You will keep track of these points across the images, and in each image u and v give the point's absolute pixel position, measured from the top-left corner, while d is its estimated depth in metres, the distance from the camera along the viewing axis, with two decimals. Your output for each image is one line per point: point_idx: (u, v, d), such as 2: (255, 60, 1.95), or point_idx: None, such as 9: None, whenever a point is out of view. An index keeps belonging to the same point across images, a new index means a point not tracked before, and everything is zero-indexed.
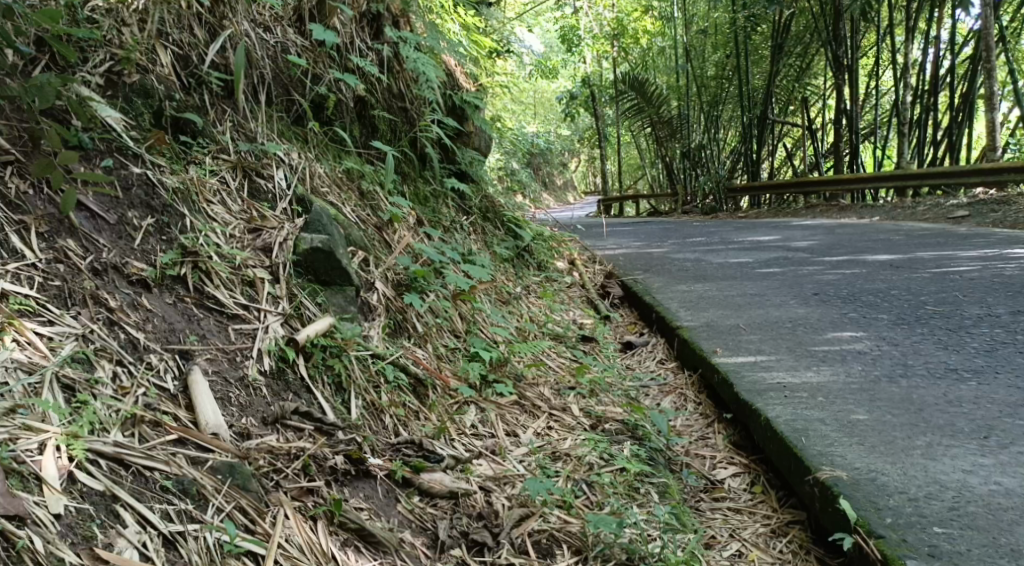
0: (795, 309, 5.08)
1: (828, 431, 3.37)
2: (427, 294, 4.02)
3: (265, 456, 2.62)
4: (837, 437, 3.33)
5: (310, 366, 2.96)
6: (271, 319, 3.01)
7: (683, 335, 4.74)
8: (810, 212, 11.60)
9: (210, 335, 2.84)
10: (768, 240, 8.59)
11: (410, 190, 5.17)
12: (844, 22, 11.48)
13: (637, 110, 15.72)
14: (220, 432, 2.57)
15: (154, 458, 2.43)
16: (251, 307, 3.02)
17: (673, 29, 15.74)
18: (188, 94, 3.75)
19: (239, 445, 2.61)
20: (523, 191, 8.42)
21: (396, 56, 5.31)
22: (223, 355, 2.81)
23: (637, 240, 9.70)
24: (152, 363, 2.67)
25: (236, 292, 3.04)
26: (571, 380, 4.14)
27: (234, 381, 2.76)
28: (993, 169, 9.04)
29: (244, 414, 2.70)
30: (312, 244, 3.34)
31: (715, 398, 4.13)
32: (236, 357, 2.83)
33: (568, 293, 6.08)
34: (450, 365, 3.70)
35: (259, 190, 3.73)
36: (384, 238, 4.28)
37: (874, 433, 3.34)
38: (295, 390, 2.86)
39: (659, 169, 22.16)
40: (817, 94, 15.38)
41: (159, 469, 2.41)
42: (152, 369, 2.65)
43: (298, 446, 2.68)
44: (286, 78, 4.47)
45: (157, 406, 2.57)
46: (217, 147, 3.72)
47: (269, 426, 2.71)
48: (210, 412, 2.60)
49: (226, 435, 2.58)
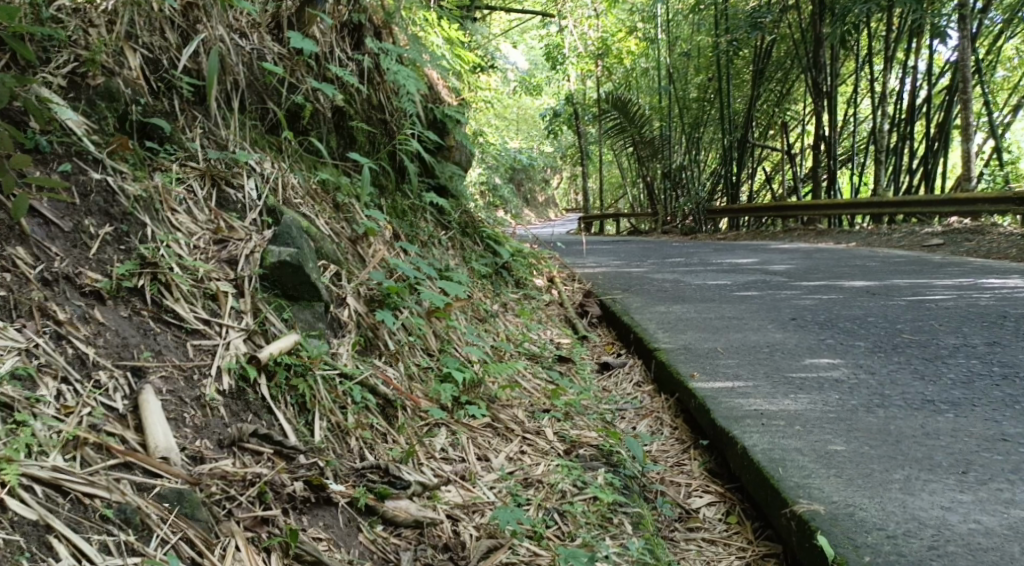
0: (774, 334, 5.00)
1: (806, 462, 3.27)
2: (400, 311, 3.90)
3: (218, 482, 2.49)
4: (815, 468, 3.23)
5: (272, 386, 2.83)
6: (233, 335, 2.88)
7: (660, 357, 4.65)
8: (789, 235, 11.57)
9: (166, 350, 2.71)
10: (748, 262, 8.53)
11: (387, 203, 5.06)
12: (825, 48, 11.50)
13: (620, 129, 15.69)
14: (170, 455, 2.45)
15: (95, 484, 2.31)
16: (212, 322, 2.89)
17: (656, 50, 15.74)
18: (157, 99, 3.63)
19: (191, 471, 2.48)
20: (503, 207, 8.34)
21: (376, 68, 5.22)
22: (178, 373, 2.68)
23: (618, 259, 9.61)
24: (101, 381, 2.54)
25: (197, 306, 2.91)
26: (546, 403, 4.03)
27: (189, 401, 2.63)
28: (970, 198, 9.04)
29: (198, 436, 2.57)
30: (280, 257, 3.20)
31: (692, 423, 4.03)
32: (193, 375, 2.70)
33: (546, 311, 5.98)
34: (421, 385, 3.58)
35: (228, 200, 3.60)
36: (358, 252, 4.16)
37: (853, 465, 3.24)
38: (255, 410, 2.73)
39: (641, 189, 22.16)
40: (797, 119, 15.40)
41: (100, 497, 2.29)
42: (101, 387, 2.53)
43: (254, 471, 2.55)
44: (261, 85, 4.35)
45: (103, 427, 2.44)
46: (186, 154, 3.60)
47: (225, 449, 2.59)
48: (160, 435, 2.47)
49: (176, 459, 2.46)
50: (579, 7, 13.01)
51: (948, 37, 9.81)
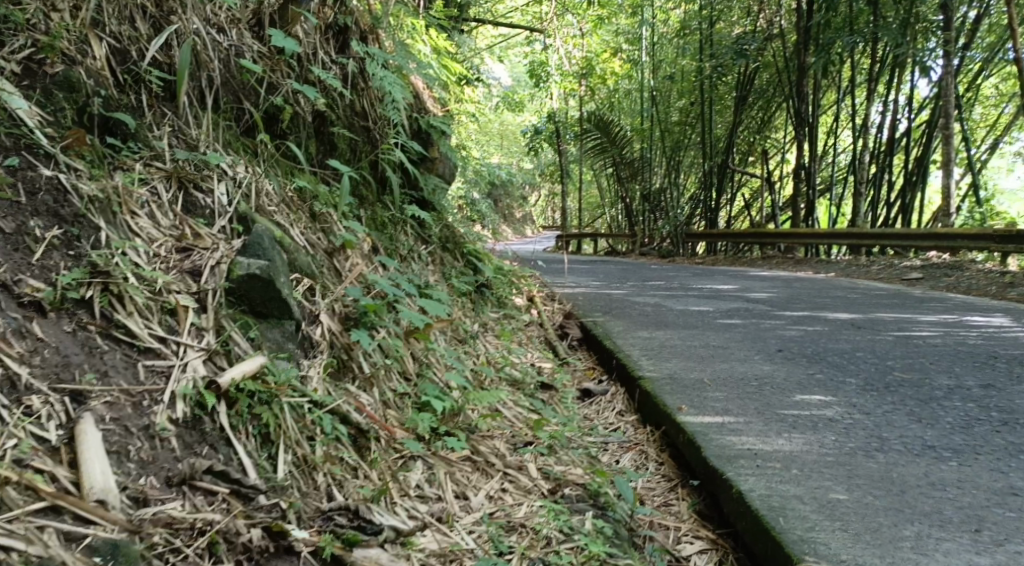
0: (762, 366, 4.75)
1: (807, 512, 3.03)
2: (377, 331, 3.63)
3: (162, 530, 2.24)
4: (818, 520, 2.99)
5: (233, 415, 2.54)
6: (191, 356, 2.60)
7: (645, 386, 4.39)
8: (767, 263, 11.39)
9: (111, 371, 2.44)
10: (728, 289, 8.30)
11: (365, 214, 4.79)
12: (807, 79, 11.31)
13: (601, 150, 15.49)
14: (107, 498, 2.21)
15: (13, 534, 2.08)
16: (170, 340, 2.61)
17: (639, 73, 15.54)
18: (123, 93, 3.36)
19: (131, 515, 2.23)
20: (483, 223, 8.08)
21: (362, 73, 4.96)
22: (125, 398, 2.40)
23: (598, 279, 9.36)
24: (33, 407, 2.28)
25: (153, 322, 2.62)
26: (529, 434, 3.76)
27: (136, 432, 2.36)
28: (945, 235, 8.83)
29: (143, 472, 2.30)
30: (249, 270, 2.90)
31: (679, 460, 3.77)
32: (142, 401, 2.42)
33: (526, 333, 5.72)
34: (397, 414, 3.31)
35: (195, 204, 3.32)
36: (334, 267, 3.90)
37: (857, 518, 3.01)
38: (211, 442, 2.45)
39: (618, 210, 21.95)
40: (777, 148, 15.25)
41: (16, 550, 2.06)
42: (32, 414, 2.27)
43: (206, 518, 2.30)
44: (238, 84, 4.08)
45: (30, 463, 2.20)
46: (151, 153, 3.32)
47: (174, 488, 2.32)
48: (96, 473, 2.22)
49: (114, 502, 2.21)
50: (564, 27, 12.83)
51: (930, 72, 9.64)
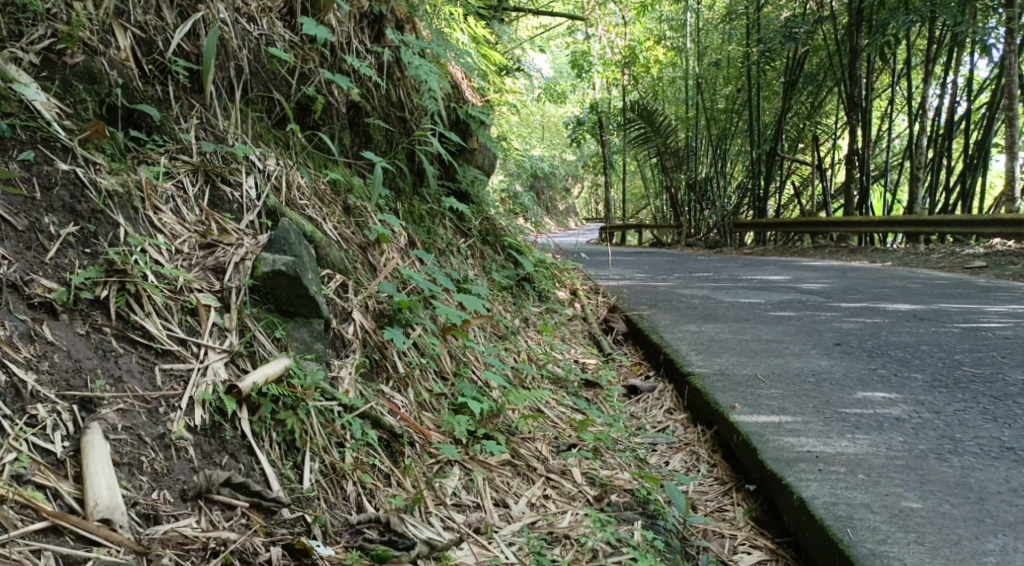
0: (819, 360, 4.53)
1: (878, 523, 2.83)
2: (412, 329, 3.48)
3: (174, 550, 2.11)
4: (890, 532, 2.80)
5: (256, 421, 2.41)
6: (212, 358, 2.48)
7: (695, 383, 4.19)
8: (820, 252, 11.08)
9: (126, 376, 2.31)
10: (780, 280, 8.05)
11: (402, 207, 4.64)
12: (860, 61, 10.95)
13: (644, 140, 15.23)
14: (113, 516, 2.07)
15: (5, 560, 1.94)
16: (190, 342, 2.48)
17: (684, 60, 15.23)
18: (148, 85, 3.23)
19: (141, 533, 2.10)
20: (526, 215, 7.91)
21: (397, 62, 4.81)
22: (140, 405, 2.28)
23: (643, 272, 9.13)
24: (38, 416, 2.15)
25: (172, 322, 2.50)
26: (573, 437, 3.59)
27: (150, 441, 2.23)
28: (1009, 221, 8.48)
29: (156, 486, 2.18)
30: (275, 267, 2.76)
31: (733, 462, 3.58)
32: (158, 408, 2.30)
33: (570, 328, 5.54)
34: (433, 416, 3.16)
35: (222, 199, 3.18)
36: (368, 262, 3.76)
37: (934, 529, 2.81)
38: (232, 451, 2.32)
39: (663, 200, 21.64)
40: (828, 134, 14.87)
41: None
42: (37, 425, 2.15)
43: (220, 536, 2.17)
44: (267, 74, 3.93)
45: (31, 478, 2.07)
46: (178, 146, 3.19)
47: (189, 503, 2.20)
48: (101, 489, 2.09)
49: (121, 521, 2.07)
50: (606, 15, 12.58)
51: (992, 51, 9.25)
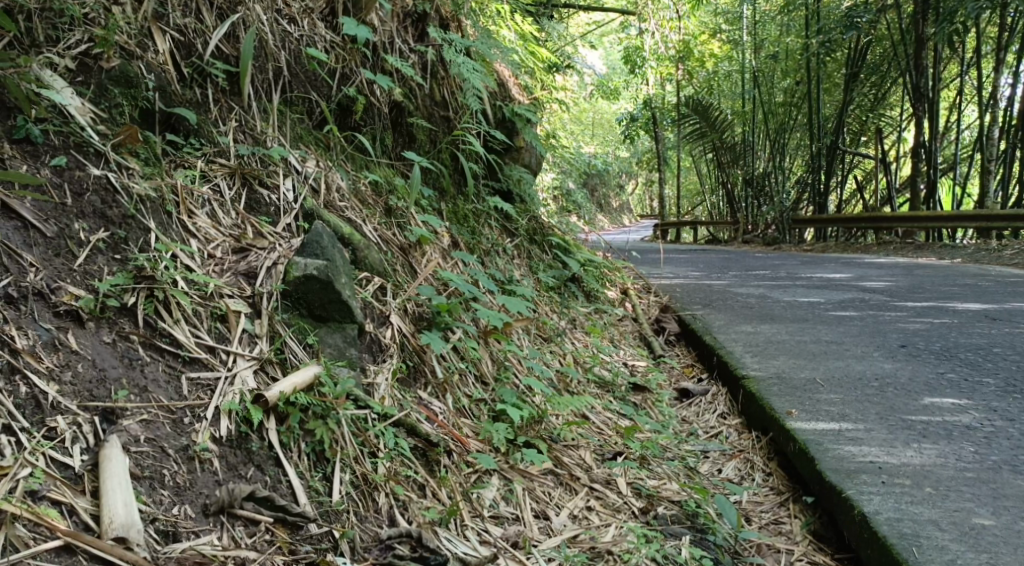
0: (881, 364, 4.36)
1: (947, 541, 2.80)
2: (451, 333, 3.41)
3: None
4: (960, 552, 2.76)
5: (283, 431, 2.37)
6: (240, 366, 2.45)
7: (749, 387, 4.06)
8: (883, 248, 10.78)
9: (152, 386, 2.28)
10: (840, 278, 7.83)
11: (446, 207, 4.57)
12: (926, 51, 10.60)
13: (700, 135, 15.23)
14: (130, 534, 2.02)
15: None
16: (218, 349, 2.46)
17: (740, 53, 14.90)
18: (187, 89, 3.16)
19: (158, 551, 2.05)
20: (575, 213, 7.77)
21: (441, 61, 4.75)
22: (164, 416, 2.25)
23: (697, 269, 8.94)
24: (57, 428, 2.12)
25: (201, 329, 2.48)
26: (620, 445, 3.49)
27: (172, 454, 2.20)
28: None
29: (177, 501, 2.14)
30: (306, 270, 2.72)
31: (790, 471, 3.49)
32: (183, 419, 2.27)
33: (619, 329, 5.43)
34: (472, 423, 3.10)
35: (260, 202, 3.14)
36: (409, 263, 3.70)
37: (1008, 549, 2.77)
38: (258, 463, 2.29)
39: (719, 196, 21.27)
40: (892, 127, 14.48)
41: None
42: (55, 438, 2.11)
43: (239, 556, 2.13)
44: (307, 74, 3.87)
45: (46, 495, 2.03)
46: (215, 149, 3.14)
47: (210, 518, 2.16)
48: (117, 506, 2.04)
49: (137, 539, 2.03)
50: (662, 8, 12.33)
51: None
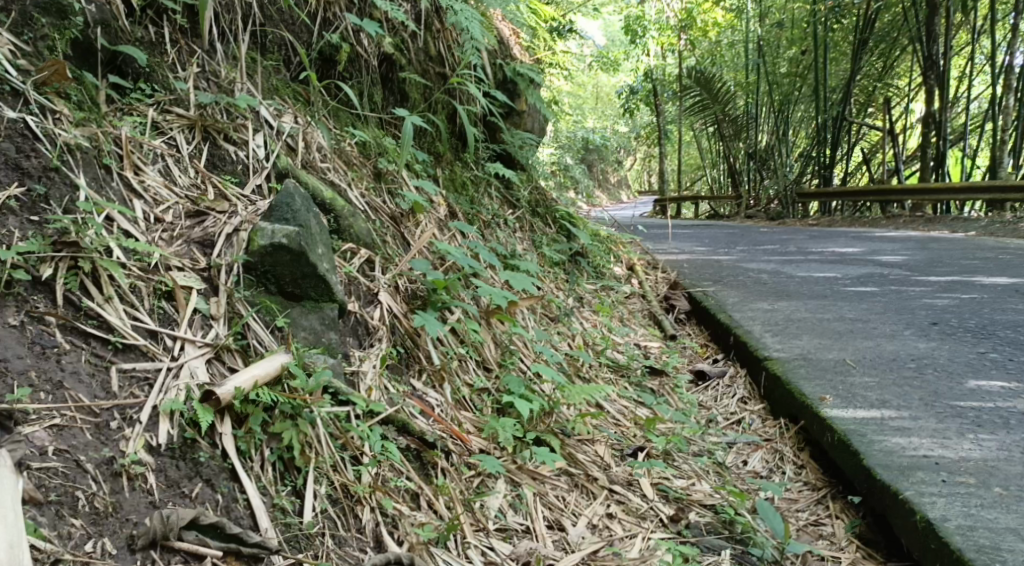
0: (915, 343, 3.84)
1: None
2: (449, 312, 2.98)
3: None
4: None
5: (242, 436, 1.95)
6: (188, 355, 2.02)
7: (772, 367, 3.62)
8: (892, 222, 10.32)
9: (69, 381, 1.86)
10: (854, 251, 7.38)
11: (442, 173, 4.13)
12: (938, 17, 10.01)
13: (701, 107, 14.72)
14: None
15: None
16: (162, 336, 2.03)
17: (744, 23, 14.36)
18: (137, 27, 2.75)
19: None
20: (577, 186, 7.31)
21: (435, 11, 4.27)
22: (85, 420, 1.83)
23: (704, 244, 8.48)
24: None
25: (141, 310, 2.05)
26: (640, 439, 3.07)
27: (92, 470, 1.78)
28: None
29: (92, 534, 1.72)
30: (273, 239, 2.27)
31: (826, 463, 3.07)
32: (109, 423, 1.85)
33: (627, 306, 4.99)
34: (473, 417, 2.67)
35: (224, 158, 2.71)
36: (401, 234, 3.27)
37: None
38: (207, 477, 1.86)
39: (719, 170, 20.75)
40: (899, 97, 13.94)
41: None
42: None
43: None
44: (282, 16, 3.42)
45: None
46: (171, 97, 2.72)
47: (138, 555, 1.73)
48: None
49: None
50: None
51: None
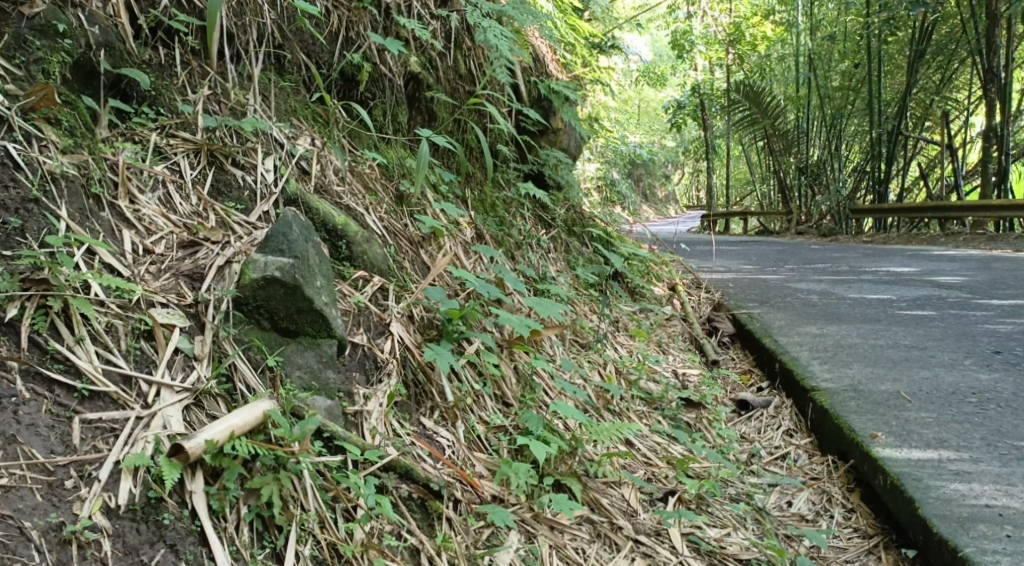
0: (976, 375, 3.58)
1: None
2: (465, 344, 2.80)
3: None
4: None
5: (216, 493, 1.89)
6: (162, 402, 1.98)
7: (820, 399, 3.38)
8: (950, 240, 9.97)
9: (23, 435, 1.82)
10: (908, 272, 7.08)
11: (471, 194, 3.97)
12: (997, 29, 9.62)
13: (750, 122, 14.38)
14: None
15: None
16: (135, 381, 1.99)
17: (795, 36, 14.00)
18: (145, 48, 2.63)
19: None
20: (619, 204, 7.09)
21: (466, 27, 4.12)
22: (39, 478, 1.79)
23: (750, 263, 8.20)
24: None
25: (114, 352, 2.00)
26: (672, 481, 2.88)
27: (37, 538, 1.73)
28: None
29: None
30: (265, 272, 2.21)
31: (878, 508, 2.84)
32: (63, 482, 1.80)
33: (667, 330, 4.77)
34: (489, 458, 2.51)
35: (230, 183, 2.57)
36: (421, 260, 3.12)
37: None
38: (170, 541, 1.81)
39: (769, 185, 20.34)
40: (956, 111, 13.51)
41: None
42: None
43: None
44: (301, 36, 3.29)
45: None
46: (177, 121, 2.59)
47: None
48: None
49: None
50: None
51: None
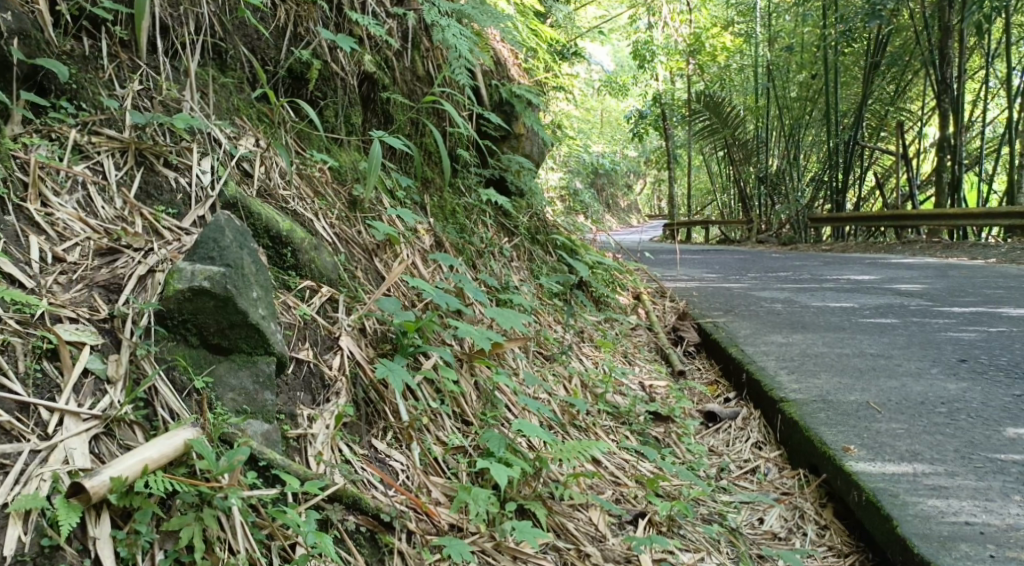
0: (944, 384, 3.43)
1: None
2: (424, 358, 2.59)
3: None
4: None
5: (123, 537, 1.72)
6: (66, 431, 1.80)
7: (789, 409, 3.20)
8: (908, 247, 9.92)
9: None
10: (869, 280, 6.97)
11: (429, 200, 3.76)
12: (952, 39, 9.60)
13: (711, 131, 14.31)
14: None
15: None
16: (33, 409, 1.80)
17: (754, 46, 13.97)
18: (68, 39, 2.41)
19: None
20: (583, 213, 6.91)
21: (422, 27, 3.91)
22: None
23: (713, 272, 8.06)
24: None
25: (11, 376, 1.82)
26: (640, 501, 2.70)
27: None
28: None
29: None
30: (192, 282, 2.00)
31: (852, 525, 2.67)
32: None
33: (632, 340, 4.59)
34: (445, 482, 2.30)
35: (161, 186, 2.35)
36: (375, 269, 2.91)
37: None
38: None
39: (729, 195, 20.32)
40: (912, 121, 13.54)
41: None
42: None
43: None
44: (244, 31, 3.07)
45: None
46: (103, 118, 2.37)
47: None
48: None
49: None
50: None
51: None
